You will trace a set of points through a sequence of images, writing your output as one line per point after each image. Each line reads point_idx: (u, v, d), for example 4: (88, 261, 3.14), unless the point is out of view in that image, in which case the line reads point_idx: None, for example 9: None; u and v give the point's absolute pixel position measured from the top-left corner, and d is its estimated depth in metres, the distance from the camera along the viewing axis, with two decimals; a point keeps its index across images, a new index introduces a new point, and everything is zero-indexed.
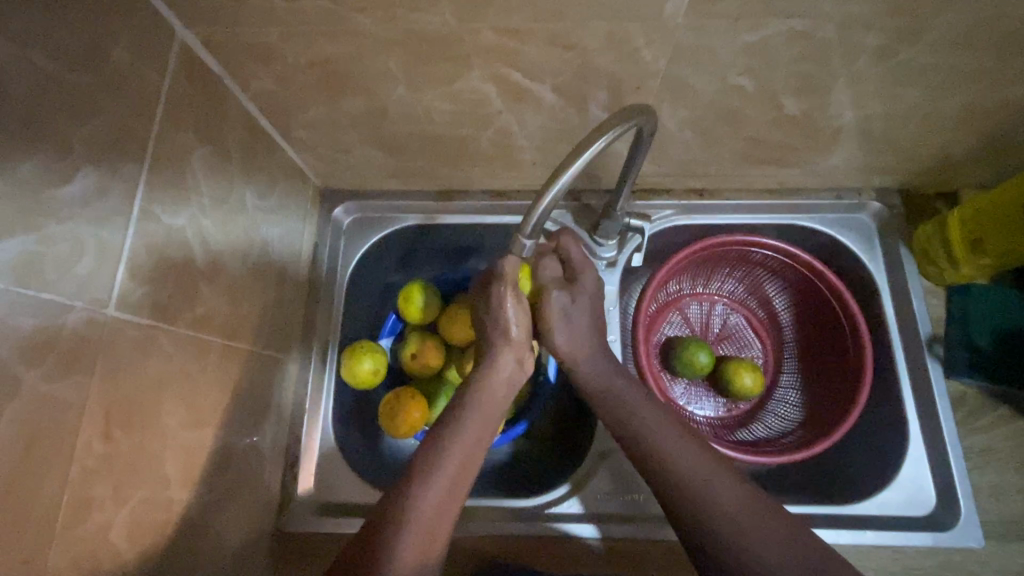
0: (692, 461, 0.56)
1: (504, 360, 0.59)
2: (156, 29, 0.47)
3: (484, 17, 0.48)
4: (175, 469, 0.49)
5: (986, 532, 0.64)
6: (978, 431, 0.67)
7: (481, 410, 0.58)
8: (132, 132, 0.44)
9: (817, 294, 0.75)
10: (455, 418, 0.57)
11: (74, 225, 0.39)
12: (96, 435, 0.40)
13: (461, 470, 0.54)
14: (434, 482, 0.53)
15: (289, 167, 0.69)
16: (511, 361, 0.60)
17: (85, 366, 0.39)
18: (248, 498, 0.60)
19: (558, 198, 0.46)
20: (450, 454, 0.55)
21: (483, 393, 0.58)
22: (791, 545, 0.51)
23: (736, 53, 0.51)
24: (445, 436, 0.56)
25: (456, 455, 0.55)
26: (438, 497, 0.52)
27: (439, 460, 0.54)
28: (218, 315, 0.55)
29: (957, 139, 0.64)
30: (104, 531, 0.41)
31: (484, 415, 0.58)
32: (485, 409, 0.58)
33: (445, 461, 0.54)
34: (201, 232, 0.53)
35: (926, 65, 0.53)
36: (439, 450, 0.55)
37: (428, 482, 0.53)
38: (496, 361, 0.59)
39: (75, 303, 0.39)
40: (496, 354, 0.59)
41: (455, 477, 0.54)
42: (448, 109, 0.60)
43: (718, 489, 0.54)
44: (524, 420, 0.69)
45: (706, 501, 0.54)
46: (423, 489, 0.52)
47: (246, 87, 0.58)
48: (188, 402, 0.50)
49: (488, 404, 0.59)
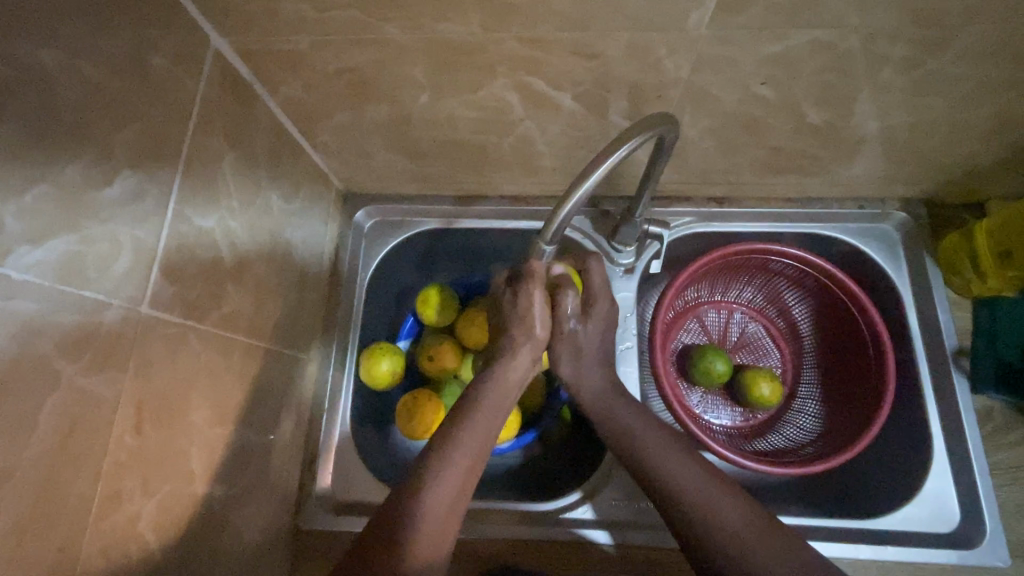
0: (686, 479, 0.56)
1: (521, 359, 0.60)
2: (192, 38, 0.49)
3: (508, 26, 0.48)
4: (200, 464, 0.50)
5: (1013, 551, 0.62)
6: (1005, 447, 0.66)
7: (489, 405, 0.59)
8: (167, 137, 0.46)
9: (837, 304, 0.74)
10: (460, 406, 0.59)
11: (114, 226, 0.41)
12: (127, 430, 0.42)
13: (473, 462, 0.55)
14: (444, 477, 0.53)
15: (313, 171, 0.71)
16: (527, 361, 0.61)
17: (120, 362, 0.41)
18: (268, 494, 0.61)
19: (581, 201, 0.46)
20: (462, 448, 0.55)
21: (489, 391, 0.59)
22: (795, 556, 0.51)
23: (760, 62, 0.51)
24: (456, 429, 0.57)
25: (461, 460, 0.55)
26: (450, 490, 0.53)
27: (448, 454, 0.55)
28: (243, 315, 0.56)
29: (985, 150, 0.63)
30: (133, 523, 0.43)
31: (492, 410, 0.59)
32: (491, 402, 0.59)
33: (453, 454, 0.55)
34: (228, 233, 0.54)
35: (953, 75, 0.52)
36: (447, 444, 0.55)
37: (438, 474, 0.53)
38: (513, 359, 0.60)
39: (111, 301, 0.40)
40: (514, 351, 0.60)
41: (464, 471, 0.54)
42: (471, 117, 0.61)
43: (717, 508, 0.54)
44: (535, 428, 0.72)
45: (703, 522, 0.54)
46: (432, 483, 0.53)
47: (275, 94, 0.59)
48: (214, 400, 0.52)
49: (497, 400, 0.60)
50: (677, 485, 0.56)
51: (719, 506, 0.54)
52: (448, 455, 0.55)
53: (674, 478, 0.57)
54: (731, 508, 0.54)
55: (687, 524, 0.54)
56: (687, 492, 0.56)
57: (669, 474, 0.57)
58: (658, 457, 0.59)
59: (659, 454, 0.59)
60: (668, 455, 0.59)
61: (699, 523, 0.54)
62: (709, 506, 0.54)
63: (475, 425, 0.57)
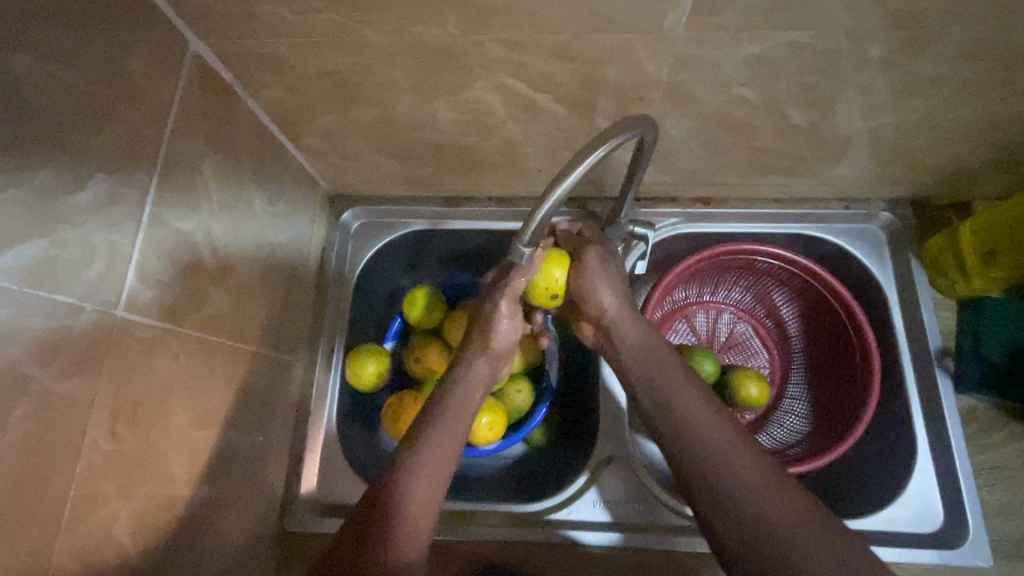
0: (716, 450, 0.52)
1: (479, 366, 0.60)
2: (170, 40, 0.49)
3: (486, 29, 0.48)
4: (180, 467, 0.50)
5: (994, 551, 0.63)
6: (988, 448, 0.66)
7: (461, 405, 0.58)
8: (144, 140, 0.46)
9: (824, 304, 0.74)
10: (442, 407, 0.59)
11: (87, 230, 0.41)
12: (102, 434, 0.42)
13: (447, 457, 0.55)
14: (420, 471, 0.53)
15: (299, 173, 0.71)
16: (486, 368, 0.61)
17: (94, 367, 0.41)
18: (252, 496, 0.61)
19: (557, 204, 0.45)
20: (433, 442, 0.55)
21: (460, 392, 0.59)
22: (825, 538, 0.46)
23: (739, 64, 0.51)
24: (427, 431, 0.55)
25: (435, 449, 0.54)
26: (424, 484, 0.52)
27: (421, 450, 0.54)
28: (225, 317, 0.56)
29: (969, 150, 0.63)
30: (109, 527, 0.43)
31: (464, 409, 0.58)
32: (467, 399, 0.59)
33: (427, 445, 0.54)
34: (209, 235, 0.54)
35: (931, 77, 0.52)
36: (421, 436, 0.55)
37: (412, 468, 0.53)
38: (473, 366, 0.60)
39: (85, 305, 0.40)
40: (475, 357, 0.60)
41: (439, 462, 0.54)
42: (453, 119, 0.61)
43: (746, 482, 0.49)
44: (543, 403, 0.71)
45: (728, 496, 0.49)
46: (406, 477, 0.52)
47: (257, 96, 0.59)
48: (194, 402, 0.52)
49: (469, 398, 0.59)
50: (699, 457, 0.52)
51: (747, 481, 0.49)
52: (421, 451, 0.54)
53: (704, 447, 0.52)
54: (760, 483, 0.49)
55: (713, 497, 0.50)
56: (716, 463, 0.51)
57: (699, 444, 0.53)
58: (689, 425, 0.54)
59: (689, 422, 0.54)
60: (696, 424, 0.54)
61: (728, 497, 0.49)
62: (728, 481, 0.50)
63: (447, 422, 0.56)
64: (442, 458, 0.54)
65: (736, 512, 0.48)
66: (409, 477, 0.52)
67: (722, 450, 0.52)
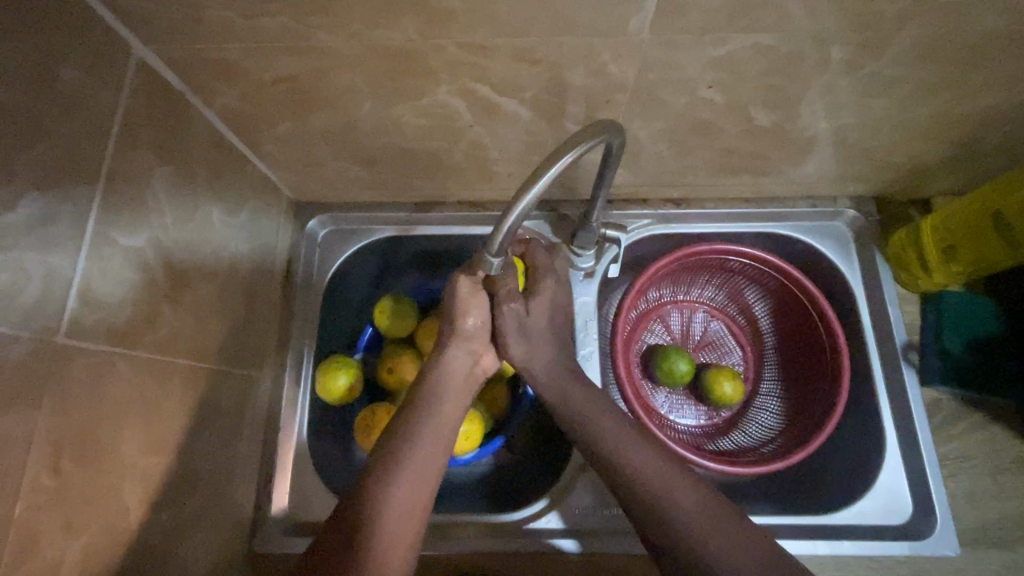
0: (642, 466, 0.55)
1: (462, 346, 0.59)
2: (110, 47, 0.46)
3: (447, 33, 0.47)
4: (134, 495, 0.48)
5: (961, 539, 0.64)
6: (953, 438, 0.68)
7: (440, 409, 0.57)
8: (84, 153, 0.43)
9: (793, 302, 0.75)
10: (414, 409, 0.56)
11: (20, 253, 0.38)
12: (45, 469, 0.39)
13: (431, 462, 0.54)
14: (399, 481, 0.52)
15: (259, 181, 0.68)
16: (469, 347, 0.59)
17: (33, 399, 0.38)
18: (217, 520, 0.59)
19: (529, 208, 0.44)
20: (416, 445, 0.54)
21: (442, 383, 0.57)
22: (732, 529, 0.51)
23: (703, 67, 0.51)
24: (401, 439, 0.54)
25: (413, 459, 0.53)
26: (402, 509, 0.50)
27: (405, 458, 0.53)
28: (183, 335, 0.54)
29: (929, 148, 0.64)
30: (57, 567, 0.40)
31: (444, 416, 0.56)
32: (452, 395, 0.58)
33: (409, 453, 0.53)
34: (162, 250, 0.52)
35: (890, 78, 0.53)
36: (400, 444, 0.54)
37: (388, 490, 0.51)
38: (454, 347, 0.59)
39: (20, 334, 0.38)
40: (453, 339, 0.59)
41: (414, 487, 0.52)
42: (418, 124, 0.60)
43: (684, 512, 0.52)
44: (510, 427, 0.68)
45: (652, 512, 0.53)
46: (382, 502, 0.50)
47: (210, 103, 0.57)
48: (149, 428, 0.49)
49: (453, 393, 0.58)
50: (624, 463, 0.55)
51: (672, 496, 0.53)
52: (396, 471, 0.52)
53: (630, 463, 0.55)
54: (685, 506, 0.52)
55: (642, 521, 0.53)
56: (640, 489, 0.54)
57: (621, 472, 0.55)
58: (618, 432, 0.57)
59: (621, 440, 0.56)
60: (621, 435, 0.57)
61: (651, 518, 0.53)
62: (660, 486, 0.53)
63: (424, 441, 0.54)
64: (420, 479, 0.52)
65: (660, 524, 0.52)
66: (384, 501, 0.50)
67: (645, 475, 0.54)
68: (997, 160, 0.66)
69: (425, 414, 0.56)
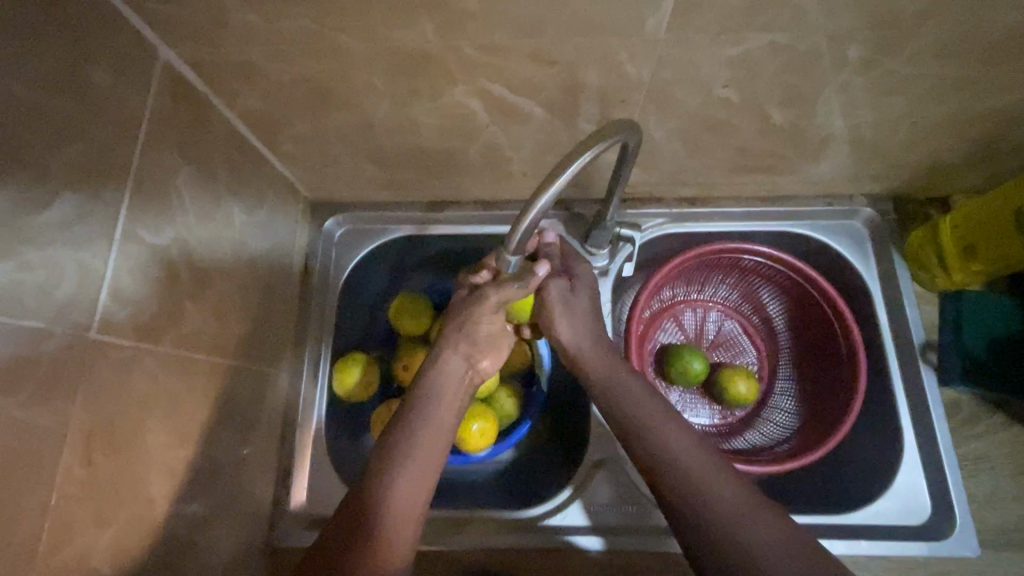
0: (683, 459, 0.52)
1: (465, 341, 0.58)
2: (137, 50, 0.47)
3: (465, 33, 0.47)
4: (160, 488, 0.49)
5: (982, 541, 0.64)
6: (973, 438, 0.67)
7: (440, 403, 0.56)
8: (113, 154, 0.44)
9: (809, 301, 0.75)
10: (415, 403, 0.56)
11: (54, 251, 0.39)
12: (77, 461, 0.40)
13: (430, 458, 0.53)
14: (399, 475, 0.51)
15: (277, 181, 0.69)
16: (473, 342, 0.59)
17: (66, 392, 0.39)
18: (237, 514, 0.60)
19: (547, 207, 0.44)
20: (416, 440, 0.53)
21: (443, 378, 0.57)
22: (780, 530, 0.47)
23: (720, 65, 0.51)
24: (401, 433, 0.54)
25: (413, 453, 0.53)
26: (402, 505, 0.50)
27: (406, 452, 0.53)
28: (206, 332, 0.55)
29: (948, 146, 0.64)
30: (87, 556, 0.41)
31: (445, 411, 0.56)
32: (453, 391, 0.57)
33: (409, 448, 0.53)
34: (186, 248, 0.53)
35: (909, 75, 0.52)
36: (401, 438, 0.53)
37: (387, 487, 0.51)
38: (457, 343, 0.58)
39: (55, 330, 0.39)
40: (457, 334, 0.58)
41: (414, 485, 0.51)
42: (434, 123, 0.60)
43: (715, 502, 0.49)
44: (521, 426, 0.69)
45: (692, 505, 0.50)
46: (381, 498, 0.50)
47: (232, 105, 0.58)
48: (174, 422, 0.50)
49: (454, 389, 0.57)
50: (664, 456, 0.53)
51: (714, 490, 0.50)
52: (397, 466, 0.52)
53: (671, 456, 0.53)
54: (729, 502, 0.49)
55: (680, 514, 0.50)
56: (680, 482, 0.51)
57: (660, 464, 0.53)
58: (651, 427, 0.55)
59: (659, 433, 0.55)
60: (657, 429, 0.55)
61: (691, 512, 0.49)
62: (700, 480, 0.50)
63: (422, 436, 0.54)
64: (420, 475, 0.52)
65: (699, 521, 0.49)
66: (383, 500, 0.50)
67: (684, 468, 0.52)
68: (1017, 157, 0.65)
69: (423, 408, 0.55)
